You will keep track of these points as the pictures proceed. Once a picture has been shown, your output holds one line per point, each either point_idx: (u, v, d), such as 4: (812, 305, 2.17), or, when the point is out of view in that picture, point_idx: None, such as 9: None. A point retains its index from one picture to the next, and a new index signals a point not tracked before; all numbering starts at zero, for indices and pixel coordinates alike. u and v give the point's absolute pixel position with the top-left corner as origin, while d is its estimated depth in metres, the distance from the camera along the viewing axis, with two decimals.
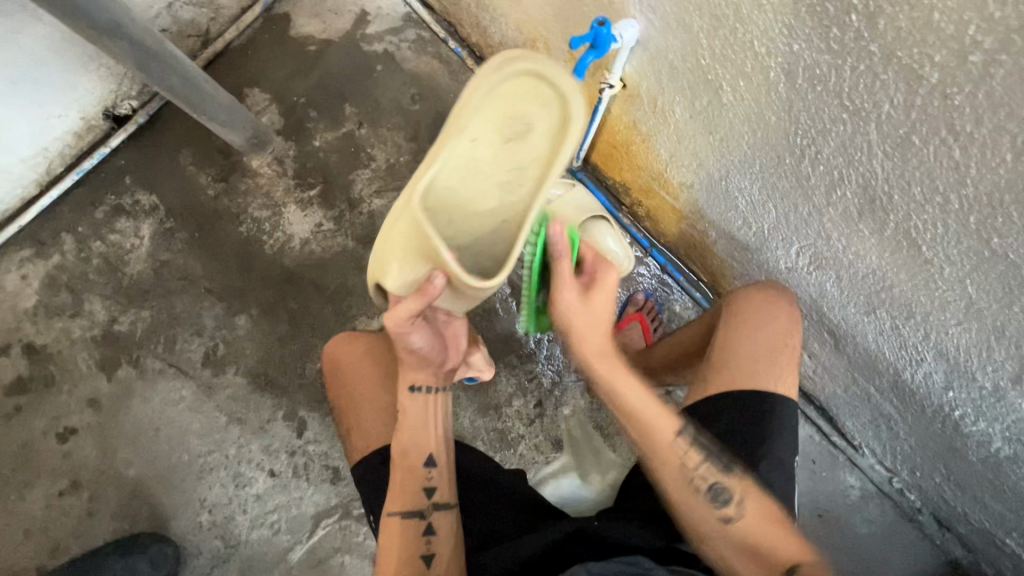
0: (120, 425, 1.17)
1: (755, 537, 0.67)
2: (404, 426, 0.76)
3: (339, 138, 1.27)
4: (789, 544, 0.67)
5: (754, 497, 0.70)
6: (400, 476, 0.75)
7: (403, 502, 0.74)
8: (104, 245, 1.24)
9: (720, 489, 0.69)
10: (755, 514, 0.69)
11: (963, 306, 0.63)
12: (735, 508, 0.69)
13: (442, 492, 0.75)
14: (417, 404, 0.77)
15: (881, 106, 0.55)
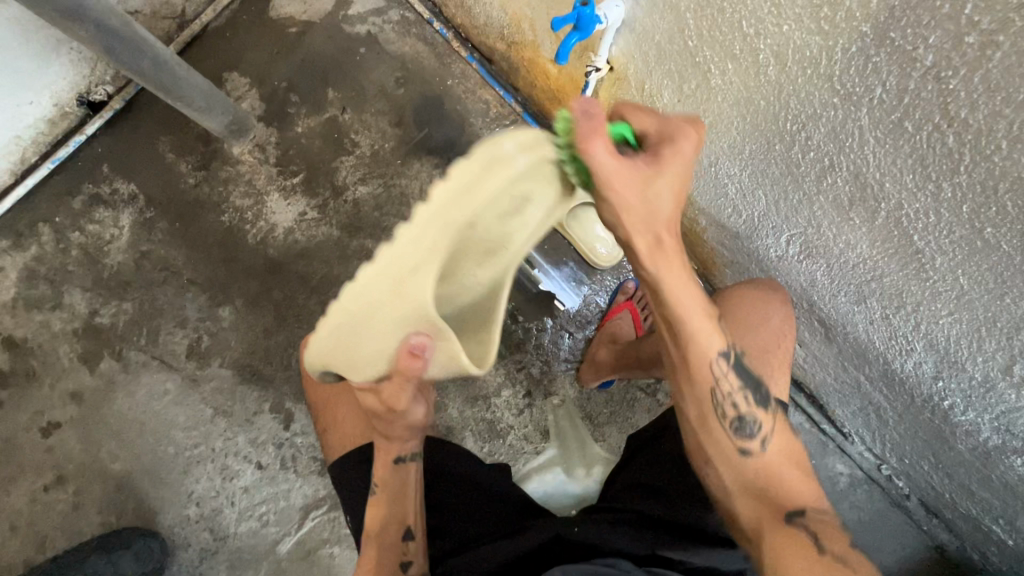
0: (104, 419, 1.15)
1: (766, 474, 0.63)
2: (381, 499, 0.73)
3: (322, 123, 1.24)
4: (804, 495, 0.62)
5: (778, 440, 0.65)
6: (376, 553, 0.71)
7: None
8: (82, 236, 1.21)
9: (747, 421, 0.64)
10: (777, 453, 0.65)
11: (954, 297, 0.61)
12: (757, 443, 0.64)
13: (419, 564, 0.72)
14: (397, 478, 0.74)
15: (873, 90, 0.53)
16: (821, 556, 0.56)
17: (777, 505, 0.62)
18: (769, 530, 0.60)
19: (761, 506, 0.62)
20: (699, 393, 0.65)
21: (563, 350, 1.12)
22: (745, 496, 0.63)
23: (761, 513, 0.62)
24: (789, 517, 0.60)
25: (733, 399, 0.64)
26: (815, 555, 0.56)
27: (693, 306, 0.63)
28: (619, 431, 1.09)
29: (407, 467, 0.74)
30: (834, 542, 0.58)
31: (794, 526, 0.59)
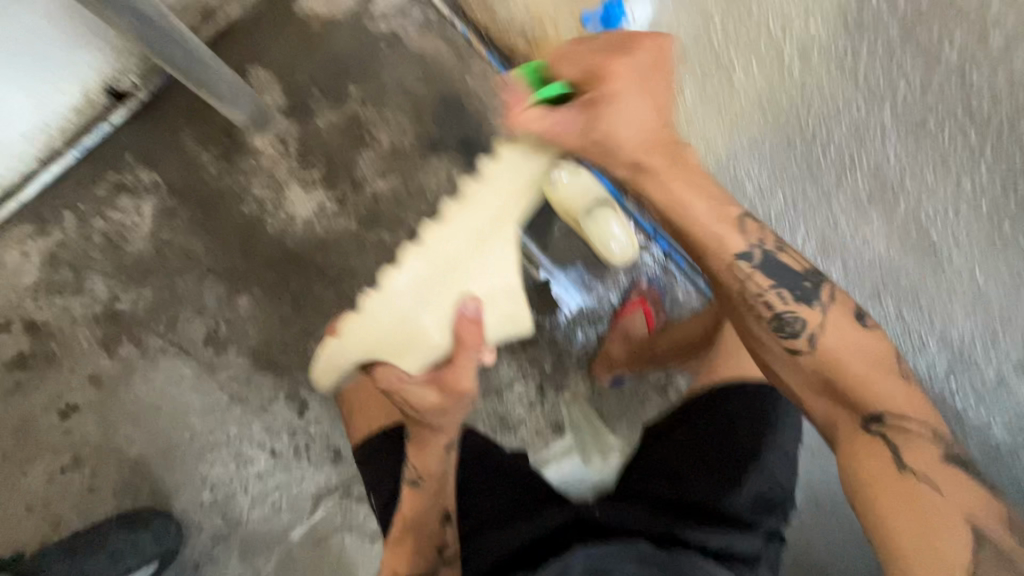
0: (122, 403, 1.17)
1: (835, 375, 0.61)
2: (427, 482, 0.75)
3: (343, 118, 1.26)
4: (886, 396, 0.60)
5: (835, 333, 0.62)
6: (415, 533, 0.72)
7: (413, 562, 0.70)
8: (105, 223, 1.23)
9: (789, 320, 0.63)
10: (842, 346, 0.62)
11: (968, 288, 0.69)
12: (806, 343, 0.62)
13: (454, 545, 0.72)
14: (440, 463, 0.77)
15: (897, 86, 0.61)
16: (901, 474, 0.56)
17: (852, 408, 0.60)
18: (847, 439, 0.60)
19: (836, 408, 0.61)
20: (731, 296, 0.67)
21: (576, 347, 1.12)
22: (812, 394, 0.63)
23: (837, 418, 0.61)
24: (865, 422, 0.59)
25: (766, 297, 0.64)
26: (894, 470, 0.57)
27: (689, 198, 0.67)
28: (631, 427, 1.10)
29: (448, 455, 0.77)
30: (919, 455, 0.57)
31: (875, 431, 0.59)
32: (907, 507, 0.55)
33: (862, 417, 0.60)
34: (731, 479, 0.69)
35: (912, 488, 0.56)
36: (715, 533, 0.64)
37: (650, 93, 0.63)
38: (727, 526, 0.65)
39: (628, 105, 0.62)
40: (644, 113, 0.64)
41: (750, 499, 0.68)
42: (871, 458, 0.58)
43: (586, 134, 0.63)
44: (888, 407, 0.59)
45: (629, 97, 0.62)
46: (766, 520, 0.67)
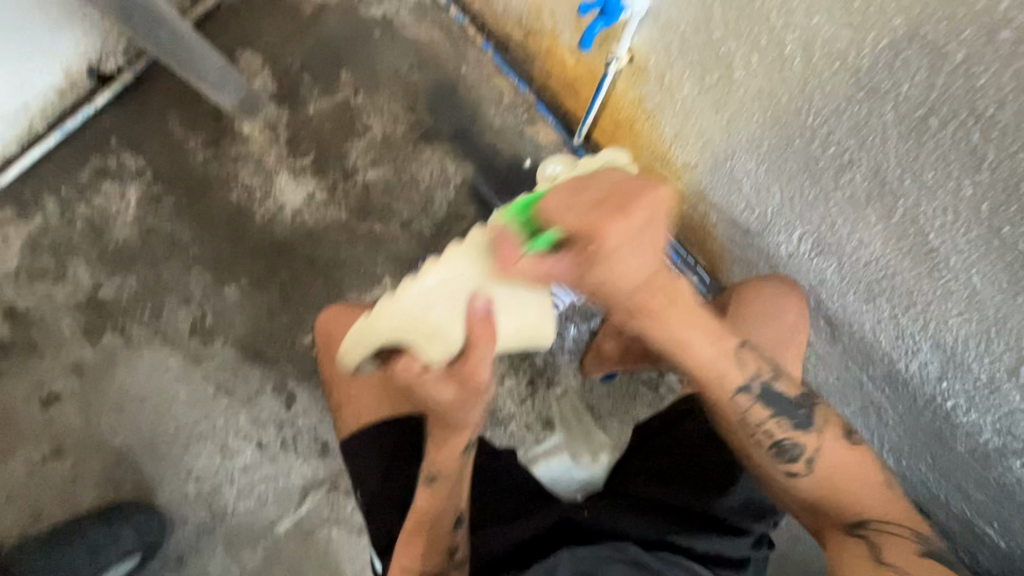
0: (105, 393, 1.15)
1: (821, 488, 0.60)
2: (442, 483, 0.66)
3: (335, 105, 1.23)
4: (873, 504, 0.58)
5: (829, 447, 0.61)
6: (427, 536, 0.65)
7: (424, 566, 0.65)
8: (88, 209, 1.20)
9: (787, 446, 0.61)
10: (833, 462, 0.60)
11: (965, 296, 0.62)
12: (804, 466, 0.60)
13: (464, 547, 0.67)
14: (456, 464, 0.67)
15: (900, 86, 0.54)
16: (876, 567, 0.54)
17: (833, 517, 0.59)
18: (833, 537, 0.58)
19: (823, 519, 0.60)
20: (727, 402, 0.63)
21: (567, 341, 1.12)
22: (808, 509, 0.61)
23: (824, 523, 0.60)
24: (848, 527, 0.58)
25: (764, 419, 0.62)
26: (870, 564, 0.54)
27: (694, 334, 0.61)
28: (621, 423, 1.10)
29: (467, 454, 0.67)
30: (899, 553, 0.54)
31: (858, 533, 0.57)
32: None
33: (846, 524, 0.58)
34: (720, 482, 0.69)
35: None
36: (704, 536, 0.64)
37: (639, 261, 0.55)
38: (717, 532, 0.65)
39: (623, 262, 0.54)
40: (645, 252, 0.54)
41: (739, 504, 0.67)
42: (849, 554, 0.55)
43: (581, 279, 0.57)
44: (871, 513, 0.58)
45: (626, 239, 0.52)
46: (755, 527, 0.67)
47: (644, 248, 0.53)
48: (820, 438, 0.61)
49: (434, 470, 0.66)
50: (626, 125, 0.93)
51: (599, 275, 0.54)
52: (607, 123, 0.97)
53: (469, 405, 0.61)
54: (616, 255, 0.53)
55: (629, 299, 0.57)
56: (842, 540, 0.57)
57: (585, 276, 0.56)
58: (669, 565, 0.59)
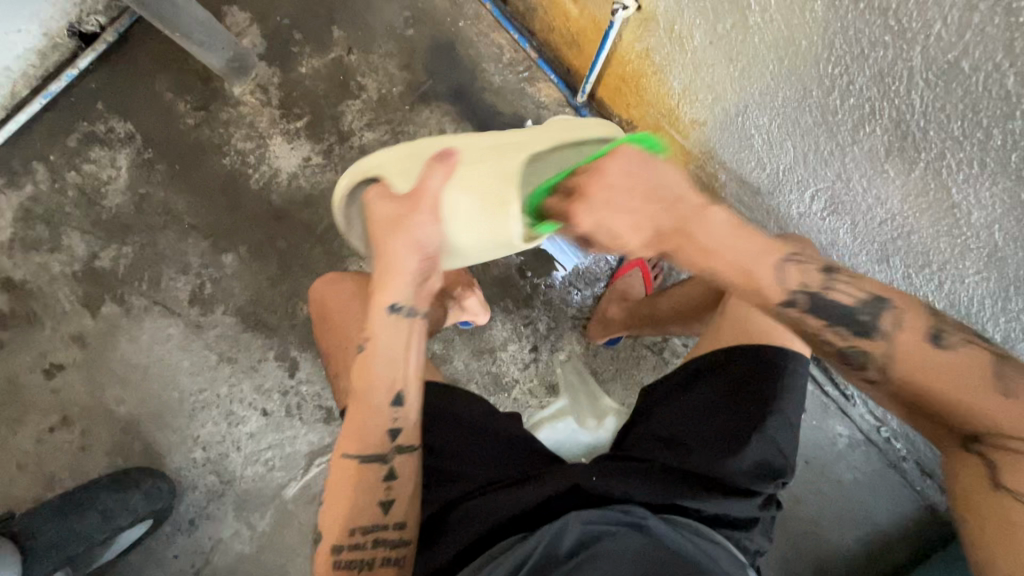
0: (108, 362, 1.15)
1: (916, 398, 0.55)
2: (373, 358, 0.67)
3: (328, 64, 1.19)
4: (992, 417, 0.52)
5: (911, 357, 0.55)
6: (363, 417, 0.67)
7: (363, 447, 0.67)
8: (79, 176, 1.17)
9: (851, 354, 0.57)
10: (931, 370, 0.55)
11: (987, 253, 0.60)
12: (878, 373, 0.56)
13: (408, 434, 0.68)
14: (392, 329, 0.67)
15: (931, 26, 0.50)
16: (994, 494, 0.52)
17: (948, 426, 0.55)
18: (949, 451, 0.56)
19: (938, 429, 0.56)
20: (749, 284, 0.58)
21: (571, 306, 1.11)
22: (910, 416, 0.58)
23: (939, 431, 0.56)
24: (964, 443, 0.54)
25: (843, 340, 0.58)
26: (988, 487, 0.53)
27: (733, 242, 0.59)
28: (625, 387, 1.10)
29: (403, 327, 0.68)
30: (1020, 478, 0.51)
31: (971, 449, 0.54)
32: (988, 508, 0.52)
33: (961, 436, 0.54)
34: (731, 445, 0.67)
35: (1005, 505, 0.52)
36: (712, 500, 0.63)
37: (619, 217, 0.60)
38: (725, 495, 0.64)
39: (608, 216, 0.60)
40: (632, 218, 0.59)
41: (750, 467, 0.66)
42: (965, 475, 0.54)
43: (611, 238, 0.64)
44: (989, 425, 0.53)
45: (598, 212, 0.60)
46: (766, 488, 0.65)
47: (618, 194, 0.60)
48: (889, 342, 0.56)
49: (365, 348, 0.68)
50: (632, 80, 0.90)
51: (574, 221, 0.62)
52: (614, 78, 0.94)
53: (407, 214, 0.66)
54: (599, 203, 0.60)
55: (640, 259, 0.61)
56: (959, 456, 0.54)
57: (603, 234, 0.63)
58: (672, 528, 0.58)
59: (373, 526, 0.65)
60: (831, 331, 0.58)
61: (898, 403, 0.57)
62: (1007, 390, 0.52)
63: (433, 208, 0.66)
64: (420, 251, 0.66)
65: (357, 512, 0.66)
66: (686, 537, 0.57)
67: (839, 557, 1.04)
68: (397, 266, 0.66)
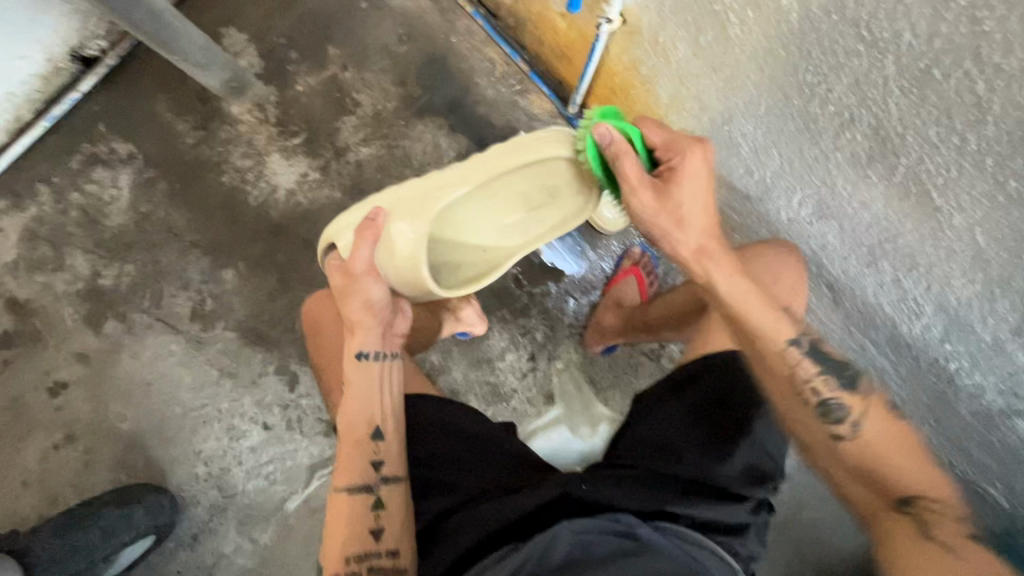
0: (111, 379, 1.16)
1: (857, 459, 0.62)
2: (347, 398, 0.72)
3: (324, 81, 1.21)
4: (917, 479, 0.59)
5: (874, 421, 0.63)
6: (347, 451, 0.70)
7: (351, 477, 0.69)
8: (82, 196, 1.19)
9: (834, 406, 0.63)
10: (879, 438, 0.62)
11: (970, 255, 0.60)
12: (850, 429, 0.62)
13: (392, 463, 0.70)
14: (362, 373, 0.73)
15: (902, 35, 0.51)
16: (927, 540, 0.55)
17: (883, 491, 0.60)
18: (878, 516, 0.59)
19: (871, 493, 0.61)
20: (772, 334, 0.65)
21: (568, 315, 1.12)
22: (848, 479, 0.62)
23: (870, 498, 0.61)
24: (896, 504, 0.59)
25: (818, 385, 0.64)
26: (918, 537, 0.56)
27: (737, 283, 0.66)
28: (623, 395, 1.10)
29: (369, 368, 0.73)
30: (946, 531, 0.56)
31: (904, 512, 0.58)
32: (918, 556, 0.55)
33: (893, 499, 0.59)
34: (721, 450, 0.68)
35: (937, 555, 0.54)
36: (705, 506, 0.64)
37: (677, 200, 0.65)
38: (720, 501, 0.65)
39: (693, 190, 0.65)
40: (706, 197, 0.65)
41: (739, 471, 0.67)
42: (897, 529, 0.57)
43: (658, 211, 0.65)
44: (916, 488, 0.59)
45: (693, 187, 0.65)
46: (756, 492, 0.66)
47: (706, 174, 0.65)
48: (867, 400, 0.64)
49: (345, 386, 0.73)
50: (622, 91, 0.91)
51: (677, 179, 0.65)
52: (604, 89, 0.95)
53: (348, 285, 0.71)
54: (678, 183, 0.65)
55: (695, 242, 0.66)
56: (891, 514, 0.58)
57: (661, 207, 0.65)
58: (664, 535, 0.58)
59: (366, 554, 0.65)
60: (823, 378, 0.64)
61: (841, 460, 0.63)
62: (926, 460, 0.61)
63: (365, 274, 0.71)
64: (370, 309, 0.72)
65: (351, 540, 0.66)
66: (679, 546, 0.58)
67: (842, 563, 1.03)
68: (355, 323, 0.73)
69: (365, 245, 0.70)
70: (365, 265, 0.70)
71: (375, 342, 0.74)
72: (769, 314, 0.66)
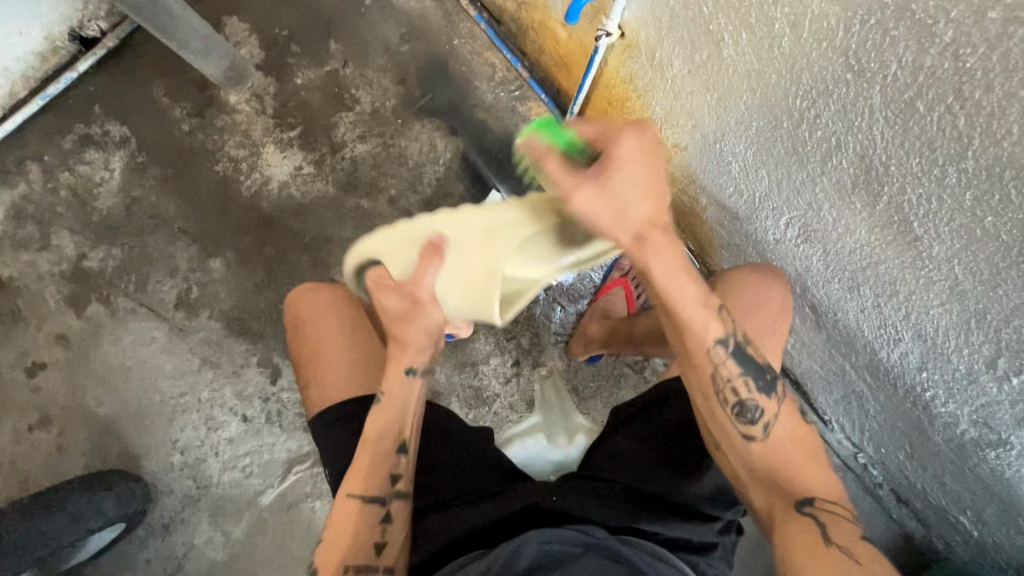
0: (90, 363, 1.15)
1: (768, 459, 0.62)
2: (383, 405, 0.70)
3: (323, 76, 1.21)
4: (818, 486, 0.61)
5: (785, 421, 0.63)
6: (370, 458, 0.68)
7: (365, 487, 0.66)
8: (72, 177, 1.19)
9: (749, 407, 0.62)
10: (785, 446, 0.63)
11: (948, 286, 0.61)
12: (761, 430, 0.62)
13: (409, 481, 0.68)
14: (400, 385, 0.71)
15: (888, 66, 0.51)
16: (826, 545, 0.56)
17: (786, 491, 0.61)
18: (778, 517, 0.60)
19: (770, 494, 0.62)
20: (695, 350, 0.63)
21: (554, 322, 1.12)
22: (754, 481, 0.63)
23: (773, 498, 0.61)
24: (797, 505, 0.60)
25: (735, 388, 0.62)
26: (821, 544, 0.57)
27: (680, 280, 0.62)
28: (604, 405, 1.10)
29: (412, 381, 0.71)
30: (841, 534, 0.57)
31: (802, 513, 0.59)
32: (817, 557, 0.56)
33: (794, 499, 0.60)
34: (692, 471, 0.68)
35: (837, 559, 0.55)
36: (671, 526, 0.63)
37: (621, 193, 0.59)
38: (684, 519, 0.64)
39: (620, 190, 0.59)
40: (643, 194, 0.60)
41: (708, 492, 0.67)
42: (795, 532, 0.58)
43: (597, 206, 0.59)
44: (812, 491, 0.61)
45: (621, 186, 0.59)
46: (723, 513, 0.66)
47: (645, 166, 0.59)
48: (778, 401, 0.63)
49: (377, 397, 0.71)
50: (619, 102, 0.92)
51: (574, 190, 0.58)
52: (601, 101, 0.97)
53: (414, 312, 0.69)
54: (615, 170, 0.58)
55: (626, 237, 0.62)
56: (790, 514, 0.60)
57: (591, 208, 0.59)
58: (632, 548, 0.58)
59: (364, 568, 0.62)
60: (741, 379, 0.62)
61: (745, 458, 0.63)
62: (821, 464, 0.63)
63: (430, 301, 0.68)
64: (430, 334, 0.70)
65: (351, 551, 0.63)
66: (649, 561, 0.57)
67: None
68: (411, 341, 0.70)
69: (431, 270, 0.66)
70: (431, 294, 0.67)
71: (428, 355, 0.71)
72: (695, 309, 0.62)
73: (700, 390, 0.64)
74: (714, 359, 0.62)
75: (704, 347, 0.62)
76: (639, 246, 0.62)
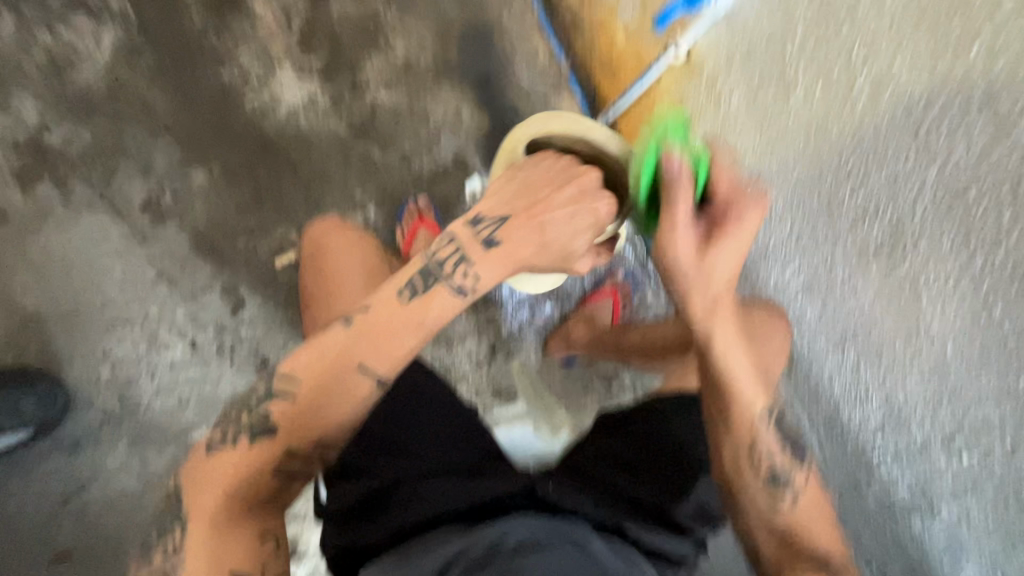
0: (26, 247, 1.03)
1: (794, 523, 0.64)
2: (449, 301, 0.67)
3: (361, 11, 1.14)
4: (828, 547, 0.63)
5: (810, 500, 0.66)
6: (400, 339, 0.65)
7: (384, 366, 0.65)
8: (52, 39, 1.06)
9: (781, 476, 0.66)
10: (810, 513, 0.65)
11: (933, 361, 0.67)
12: (790, 500, 0.65)
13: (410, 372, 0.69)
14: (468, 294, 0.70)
15: (954, 150, 0.56)
16: None
17: (801, 555, 0.63)
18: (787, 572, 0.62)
19: (785, 554, 0.63)
20: (738, 421, 0.67)
21: (539, 318, 1.11)
22: (766, 537, 0.65)
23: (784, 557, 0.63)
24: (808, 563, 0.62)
25: (767, 454, 0.67)
26: None
27: (739, 357, 0.68)
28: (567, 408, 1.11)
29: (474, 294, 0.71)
30: None
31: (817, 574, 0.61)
32: None
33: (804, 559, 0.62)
34: (680, 488, 0.69)
35: None
36: (653, 533, 0.65)
37: (717, 258, 0.66)
38: (665, 531, 0.66)
39: (714, 257, 0.66)
40: (733, 261, 0.67)
41: (691, 509, 0.68)
42: None
43: (694, 259, 0.66)
44: (824, 553, 0.63)
45: (718, 253, 0.66)
46: (700, 530, 0.68)
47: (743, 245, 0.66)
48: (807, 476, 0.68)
49: (438, 280, 0.68)
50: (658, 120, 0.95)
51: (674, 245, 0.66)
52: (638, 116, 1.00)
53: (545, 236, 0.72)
54: (722, 236, 0.66)
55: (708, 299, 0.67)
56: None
57: (688, 262, 0.66)
58: (608, 548, 0.59)
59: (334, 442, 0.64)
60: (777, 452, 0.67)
61: (767, 524, 0.65)
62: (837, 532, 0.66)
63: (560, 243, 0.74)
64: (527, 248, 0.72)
65: (331, 424, 0.64)
66: (625, 563, 0.58)
67: None
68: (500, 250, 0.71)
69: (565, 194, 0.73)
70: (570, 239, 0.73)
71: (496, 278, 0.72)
72: (752, 385, 0.68)
73: (733, 467, 0.67)
74: (761, 430, 0.67)
75: (751, 420, 0.67)
76: (711, 311, 0.67)
